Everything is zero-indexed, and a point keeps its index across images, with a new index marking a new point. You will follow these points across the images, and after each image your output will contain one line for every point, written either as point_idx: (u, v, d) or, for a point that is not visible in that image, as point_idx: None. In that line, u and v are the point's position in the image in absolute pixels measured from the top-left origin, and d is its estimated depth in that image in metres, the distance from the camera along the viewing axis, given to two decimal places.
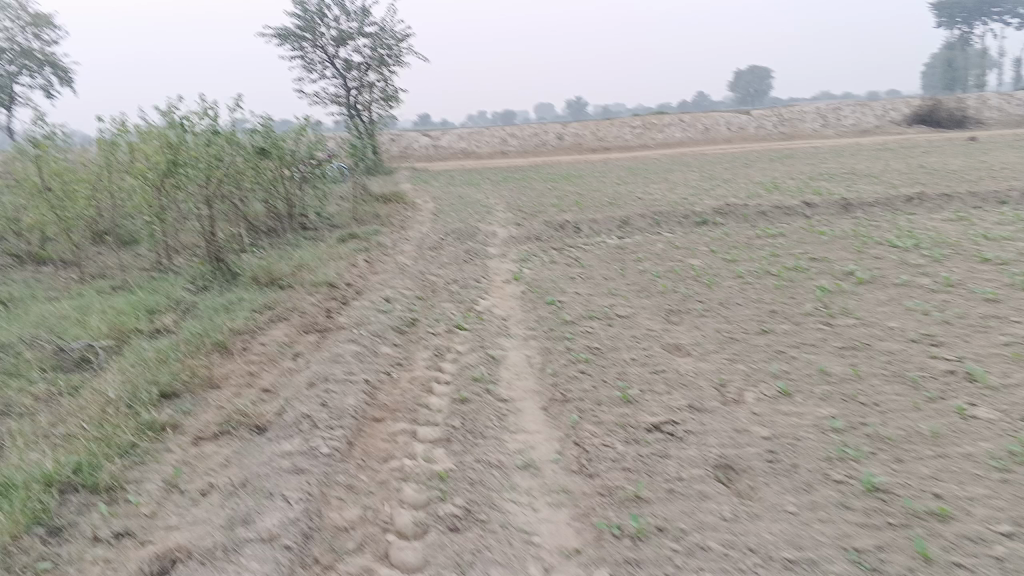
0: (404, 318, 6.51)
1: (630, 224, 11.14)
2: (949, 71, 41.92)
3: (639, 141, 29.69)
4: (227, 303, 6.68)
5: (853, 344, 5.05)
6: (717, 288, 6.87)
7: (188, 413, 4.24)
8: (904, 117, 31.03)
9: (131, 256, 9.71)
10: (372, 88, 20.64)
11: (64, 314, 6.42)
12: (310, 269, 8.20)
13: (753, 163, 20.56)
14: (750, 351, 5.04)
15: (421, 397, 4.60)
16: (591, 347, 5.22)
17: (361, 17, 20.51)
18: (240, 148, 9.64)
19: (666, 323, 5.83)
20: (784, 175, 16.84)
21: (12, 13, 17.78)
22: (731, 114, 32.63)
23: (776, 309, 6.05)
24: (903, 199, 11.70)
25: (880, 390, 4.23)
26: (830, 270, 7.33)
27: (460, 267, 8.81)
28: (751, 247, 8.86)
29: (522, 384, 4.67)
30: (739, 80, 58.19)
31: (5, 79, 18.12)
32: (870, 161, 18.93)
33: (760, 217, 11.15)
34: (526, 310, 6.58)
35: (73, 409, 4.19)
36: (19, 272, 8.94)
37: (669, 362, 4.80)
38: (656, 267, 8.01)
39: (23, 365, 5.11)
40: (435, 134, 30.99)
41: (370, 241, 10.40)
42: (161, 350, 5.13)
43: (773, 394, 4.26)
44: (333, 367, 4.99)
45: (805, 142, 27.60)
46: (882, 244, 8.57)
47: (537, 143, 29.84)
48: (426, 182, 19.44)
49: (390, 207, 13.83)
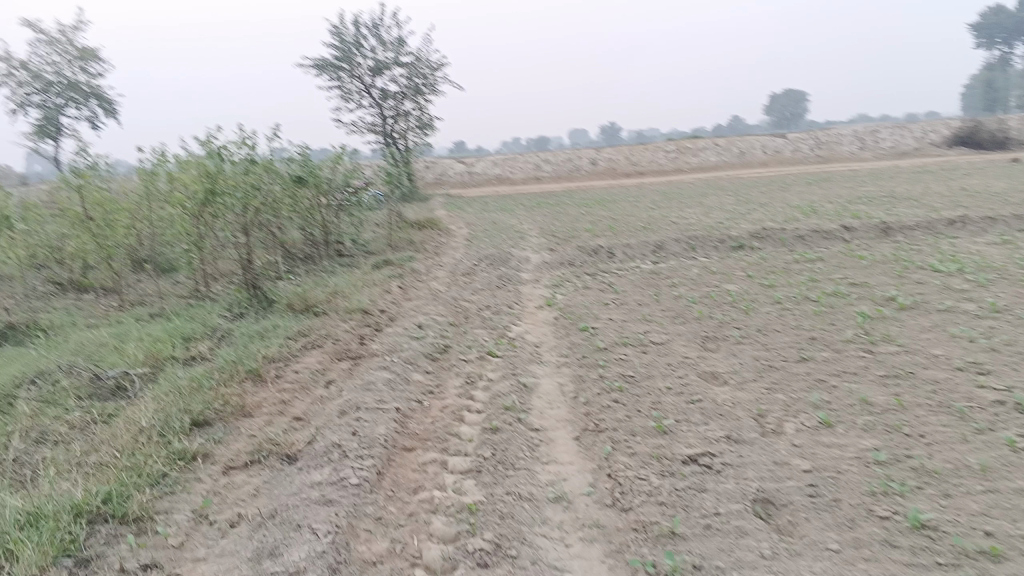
0: (436, 344, 6.48)
1: (665, 249, 11.04)
2: (989, 92, 41.26)
3: (674, 165, 29.58)
4: (261, 330, 6.71)
5: (896, 372, 4.90)
6: (754, 314, 6.75)
7: (219, 441, 4.24)
8: (944, 139, 30.55)
9: (169, 283, 9.84)
10: (407, 116, 20.86)
11: (102, 342, 6.49)
12: (344, 296, 8.23)
13: (790, 187, 20.34)
14: (789, 379, 4.91)
15: (453, 426, 4.54)
16: (625, 375, 5.13)
17: (397, 46, 20.79)
18: (277, 176, 9.75)
19: (702, 350, 5.73)
20: (822, 198, 16.61)
21: (60, 47, 18.33)
22: (766, 137, 32.39)
23: (815, 335, 5.91)
24: (945, 222, 11.46)
25: (926, 420, 4.08)
26: (871, 296, 7.17)
27: (493, 292, 8.78)
28: (789, 271, 8.71)
29: (555, 414, 4.60)
30: (775, 103, 57.82)
31: (53, 110, 18.56)
32: (910, 184, 18.62)
33: (798, 241, 10.99)
34: (559, 336, 6.51)
35: (106, 437, 4.20)
36: (61, 300, 9.09)
37: (705, 390, 4.69)
38: (692, 292, 7.90)
39: (60, 392, 5.16)
40: (469, 160, 31.18)
41: (404, 267, 10.43)
42: (195, 377, 5.15)
43: (814, 425, 4.13)
44: (365, 395, 4.96)
45: (842, 165, 27.26)
46: (924, 268, 8.37)
47: (571, 169, 29.87)
48: (461, 208, 19.52)
49: (425, 233, 13.88)
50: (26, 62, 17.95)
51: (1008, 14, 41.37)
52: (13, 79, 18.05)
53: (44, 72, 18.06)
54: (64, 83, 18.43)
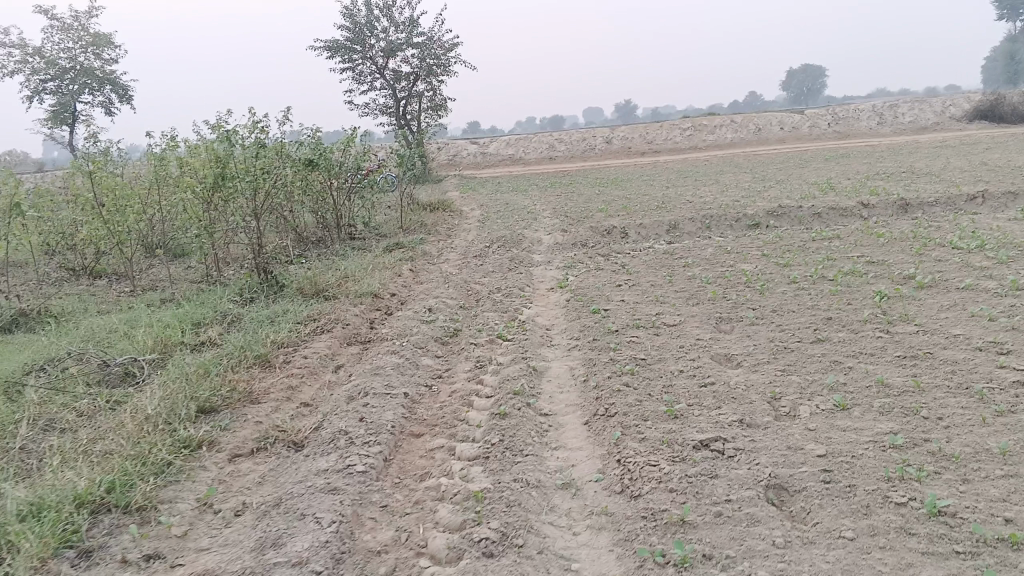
0: (446, 328, 6.42)
1: (679, 228, 10.91)
2: (1012, 64, 40.44)
3: (690, 143, 29.27)
4: (271, 315, 6.68)
5: (915, 353, 4.79)
6: (769, 294, 6.63)
7: (226, 428, 4.21)
8: (966, 113, 30.01)
9: (182, 268, 9.84)
10: (420, 97, 20.76)
11: (113, 328, 6.48)
12: (355, 280, 8.18)
13: (808, 163, 20.06)
14: (804, 361, 4.81)
15: (461, 412, 4.48)
16: (636, 357, 5.05)
17: (410, 27, 20.63)
18: (288, 160, 9.70)
19: (715, 332, 5.63)
20: (840, 175, 16.36)
21: (74, 33, 18.34)
22: (784, 113, 31.96)
23: (832, 316, 5.79)
24: (966, 198, 11.24)
25: (945, 403, 3.97)
26: (889, 274, 7.03)
27: (505, 274, 8.70)
28: (805, 250, 8.56)
29: (565, 399, 4.54)
30: (793, 79, 57.05)
31: (68, 96, 18.56)
32: (930, 159, 18.30)
33: (815, 219, 10.82)
34: (571, 319, 6.43)
35: (112, 425, 4.18)
36: (75, 286, 9.11)
37: (718, 373, 4.61)
38: (706, 273, 7.79)
39: (69, 379, 5.15)
40: (483, 141, 31.01)
41: (415, 249, 10.37)
42: (203, 363, 5.12)
43: (829, 408, 4.04)
44: (373, 380, 4.91)
45: (861, 141, 26.86)
46: (944, 245, 8.21)
47: (585, 148, 29.63)
48: (474, 189, 19.41)
49: (437, 215, 13.81)
50: (40, 49, 17.99)
51: None
52: (27, 65, 18.08)
53: (57, 58, 18.09)
54: (78, 69, 18.43)
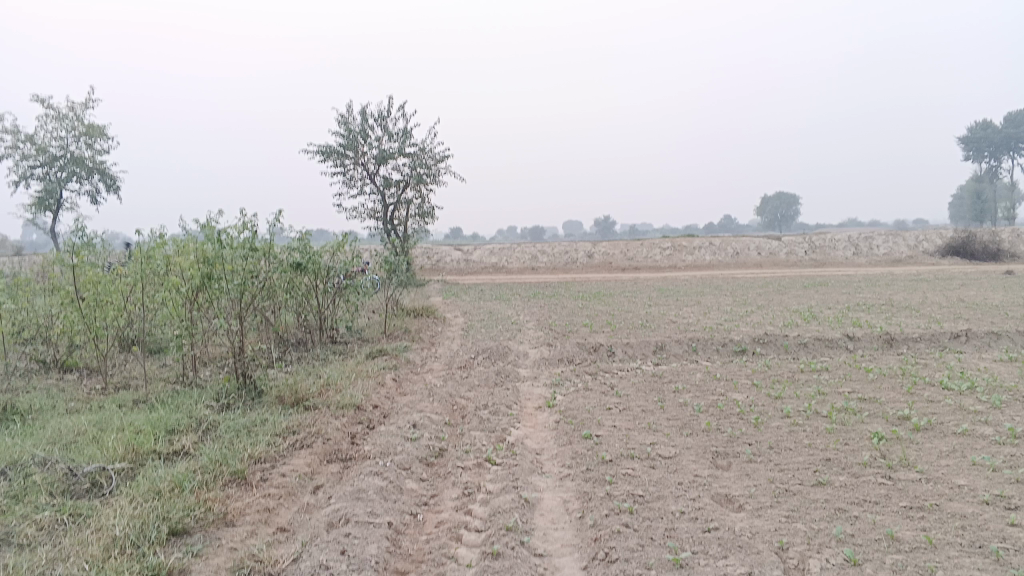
0: (432, 447, 6.18)
1: (666, 350, 10.85)
2: (977, 203, 41.81)
3: (670, 262, 29.70)
4: (249, 425, 6.41)
5: (921, 504, 4.62)
6: (764, 428, 6.48)
7: (197, 555, 3.92)
8: (938, 248, 30.83)
9: (157, 366, 9.56)
10: (408, 204, 21.00)
11: (81, 431, 6.16)
12: (337, 389, 7.94)
13: (787, 289, 20.32)
14: (808, 507, 4.62)
15: (449, 548, 4.23)
16: (633, 493, 4.85)
17: (403, 137, 21.06)
18: (276, 262, 9.59)
19: (712, 468, 5.45)
20: (820, 303, 16.54)
21: (68, 122, 18.53)
22: (762, 238, 32.67)
23: (831, 456, 5.64)
24: (949, 335, 11.32)
25: (960, 563, 3.80)
26: (883, 413, 6.94)
27: (491, 390, 8.52)
28: (795, 382, 8.49)
29: (559, 538, 4.30)
30: (768, 205, 58.76)
31: (54, 183, 18.53)
32: (908, 292, 18.60)
33: (801, 349, 10.83)
34: (561, 444, 6.23)
35: (75, 545, 3.87)
36: (43, 380, 8.78)
37: (720, 517, 4.40)
38: (697, 400, 7.65)
39: (31, 488, 4.82)
40: (466, 248, 31.24)
41: (399, 357, 10.20)
42: (176, 477, 4.84)
43: (839, 562, 3.85)
44: (357, 505, 4.66)
45: (838, 270, 27.36)
46: (933, 384, 8.18)
47: (567, 260, 29.94)
48: (457, 296, 19.38)
49: (420, 321, 13.69)
50: (33, 135, 18.09)
51: (995, 129, 42.62)
52: (17, 150, 18.12)
53: (49, 145, 18.18)
54: (69, 158, 18.49)
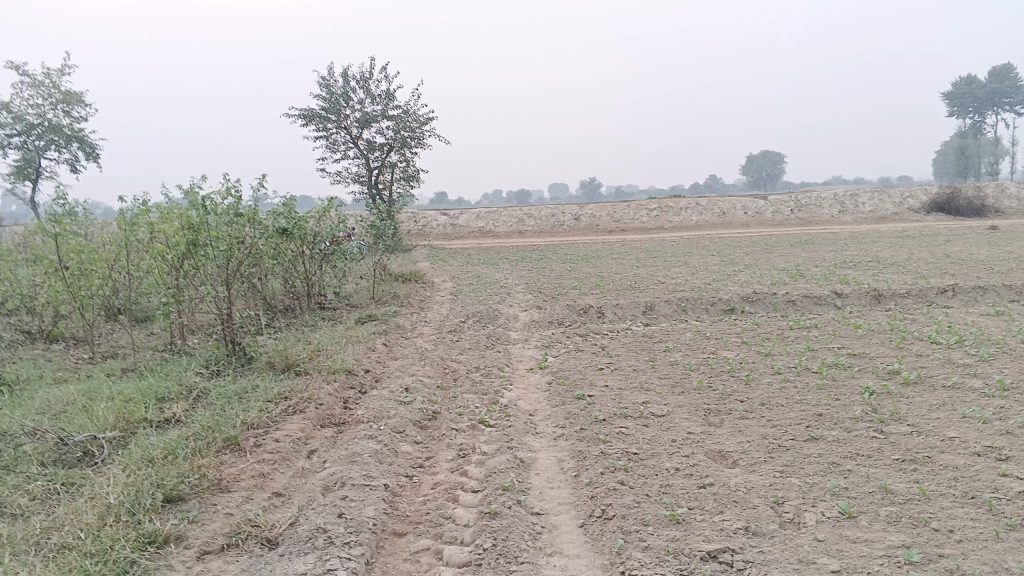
0: (425, 410, 6.16)
1: (655, 310, 10.86)
2: (960, 159, 41.84)
3: (656, 223, 29.63)
4: (240, 392, 6.37)
5: (913, 457, 4.65)
6: (755, 385, 6.51)
7: (194, 521, 3.91)
8: (923, 205, 30.86)
9: (145, 335, 9.48)
10: (393, 168, 20.84)
11: (71, 402, 6.10)
12: (328, 354, 7.89)
13: (774, 249, 20.33)
14: (802, 462, 4.64)
15: (445, 509, 4.24)
16: (628, 451, 4.87)
17: (386, 100, 20.81)
18: (262, 229, 9.43)
19: (705, 426, 5.46)
20: (806, 261, 16.55)
21: (44, 90, 18.16)
22: (748, 198, 32.59)
23: (822, 412, 5.66)
24: (936, 290, 11.36)
25: (953, 514, 3.82)
26: (874, 368, 6.97)
27: (482, 352, 8.50)
28: (785, 340, 8.52)
29: (556, 498, 4.34)
30: (753, 164, 58.56)
31: (32, 153, 18.22)
32: (894, 249, 18.60)
33: (790, 307, 10.87)
34: (553, 404, 6.23)
35: (69, 513, 3.85)
36: (29, 350, 8.69)
37: (716, 474, 4.46)
38: (689, 359, 7.67)
39: (23, 459, 4.80)
40: (452, 212, 31.06)
41: (389, 322, 10.15)
42: (168, 444, 4.80)
43: (835, 515, 3.87)
44: (353, 468, 4.65)
45: (824, 228, 27.36)
46: (922, 339, 8.22)
47: (554, 223, 29.79)
48: (445, 260, 19.29)
49: (409, 286, 13.61)
50: (8, 103, 17.74)
51: (980, 85, 42.57)
52: None
53: (26, 113, 17.87)
54: (47, 126, 18.19)
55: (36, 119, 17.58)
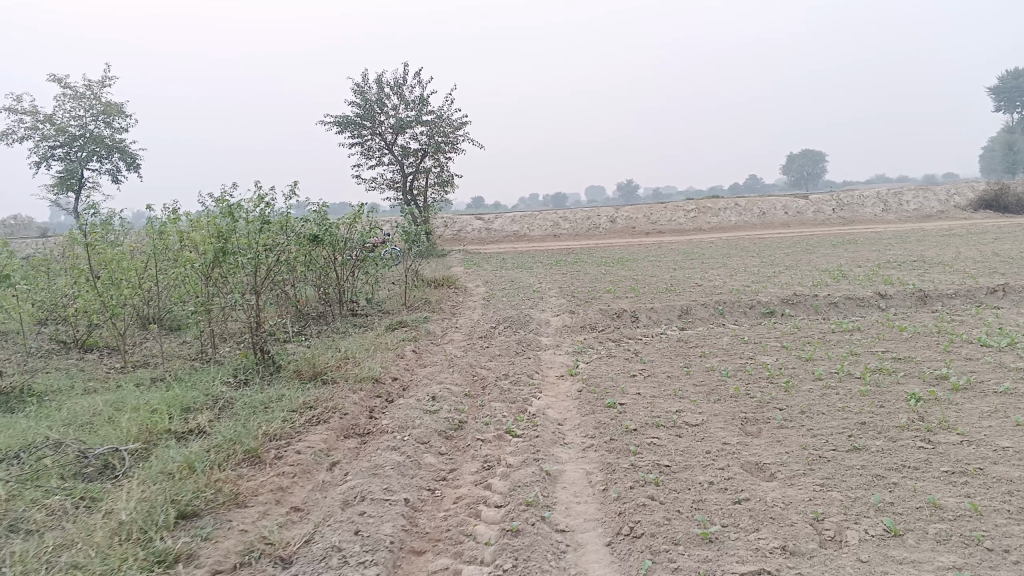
0: (451, 420, 6.01)
1: (691, 313, 10.59)
2: (1008, 155, 40.70)
3: (694, 224, 29.18)
4: (265, 402, 6.28)
5: (964, 469, 4.36)
6: (795, 392, 6.25)
7: (207, 538, 3.80)
8: (970, 202, 29.97)
9: (177, 343, 9.48)
10: (427, 173, 20.78)
11: (97, 413, 6.06)
12: (356, 361, 7.78)
13: (816, 249, 19.84)
14: (844, 474, 4.39)
15: (466, 525, 4.08)
16: (659, 463, 4.67)
17: (420, 105, 20.79)
18: (293, 235, 9.37)
19: (742, 436, 5.23)
20: (849, 262, 16.12)
21: (85, 101, 18.46)
22: (788, 197, 31.94)
23: (866, 420, 5.39)
24: (986, 290, 10.92)
25: (1009, 532, 3.54)
26: (920, 373, 6.65)
27: (512, 359, 8.33)
28: (826, 343, 8.21)
29: (582, 513, 4.17)
30: (794, 164, 57.55)
31: (74, 163, 18.51)
32: (940, 247, 18.04)
33: (831, 309, 10.52)
34: (583, 413, 6.04)
35: (81, 530, 3.76)
36: (63, 360, 8.72)
37: (752, 488, 4.24)
38: (725, 365, 7.42)
39: (43, 472, 4.75)
40: (488, 216, 30.96)
41: (419, 328, 10.04)
42: (187, 457, 4.71)
43: (879, 533, 3.62)
44: (374, 481, 4.51)
45: (867, 227, 26.72)
46: (971, 342, 7.86)
47: (589, 227, 29.50)
48: (479, 265, 19.14)
49: (442, 292, 13.49)
50: (51, 115, 18.04)
51: None
52: (37, 131, 18.10)
53: (68, 125, 18.15)
54: (88, 137, 18.45)
55: (77, 130, 17.87)
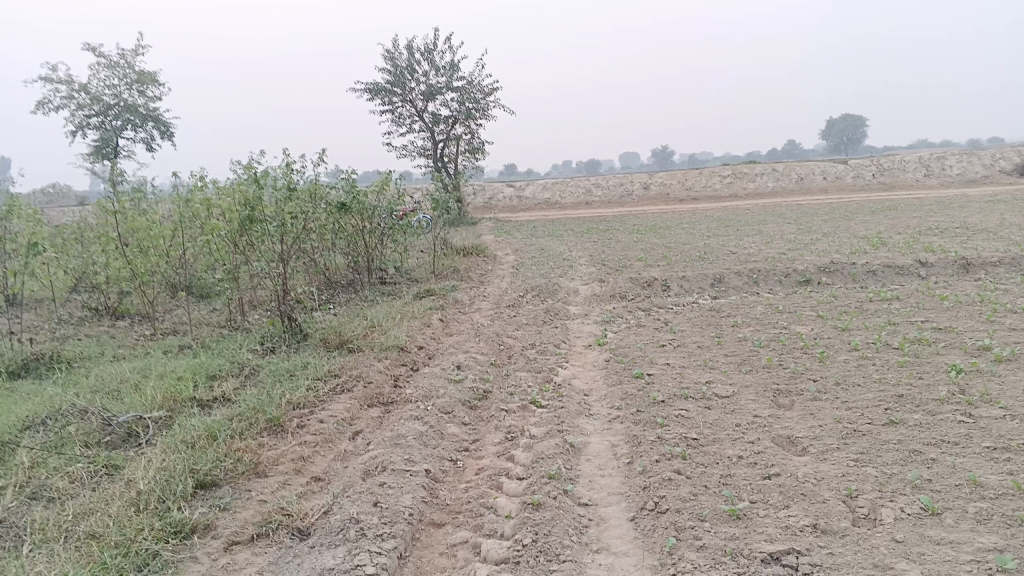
0: (476, 390, 5.92)
1: (724, 282, 10.37)
2: None
3: (729, 191, 28.68)
4: (290, 369, 6.24)
5: (1006, 445, 4.17)
6: (829, 363, 6.07)
7: (225, 509, 3.77)
8: (1015, 166, 29.05)
9: (206, 310, 9.51)
10: (458, 140, 20.59)
11: (124, 380, 6.07)
12: (382, 330, 7.72)
13: (854, 215, 19.35)
14: (880, 449, 4.23)
15: (487, 498, 4.00)
16: (687, 437, 4.54)
17: (450, 71, 20.55)
18: (320, 203, 9.28)
19: (774, 408, 5.08)
20: (889, 229, 15.67)
21: (119, 70, 18.49)
22: (826, 163, 31.19)
23: (903, 393, 5.20)
24: None
25: None
26: (962, 344, 6.41)
27: (539, 328, 8.21)
28: (863, 313, 7.98)
29: (606, 487, 4.06)
30: (834, 128, 56.18)
31: (110, 132, 18.62)
32: (983, 214, 17.49)
33: (869, 277, 10.24)
34: (611, 384, 5.91)
35: (100, 498, 3.75)
36: (94, 327, 8.79)
37: (783, 462, 4.10)
38: (758, 335, 7.23)
39: (68, 439, 4.76)
40: (520, 184, 30.71)
41: (447, 297, 9.95)
42: (208, 426, 4.68)
43: (916, 512, 3.46)
44: (394, 451, 4.44)
45: (908, 193, 26.02)
46: (1015, 311, 7.58)
47: (622, 194, 29.14)
48: (510, 233, 18.99)
49: (471, 259, 13.39)
50: (86, 84, 18.11)
51: None
52: (72, 100, 18.20)
53: (102, 94, 18.22)
54: (123, 106, 18.52)
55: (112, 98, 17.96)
